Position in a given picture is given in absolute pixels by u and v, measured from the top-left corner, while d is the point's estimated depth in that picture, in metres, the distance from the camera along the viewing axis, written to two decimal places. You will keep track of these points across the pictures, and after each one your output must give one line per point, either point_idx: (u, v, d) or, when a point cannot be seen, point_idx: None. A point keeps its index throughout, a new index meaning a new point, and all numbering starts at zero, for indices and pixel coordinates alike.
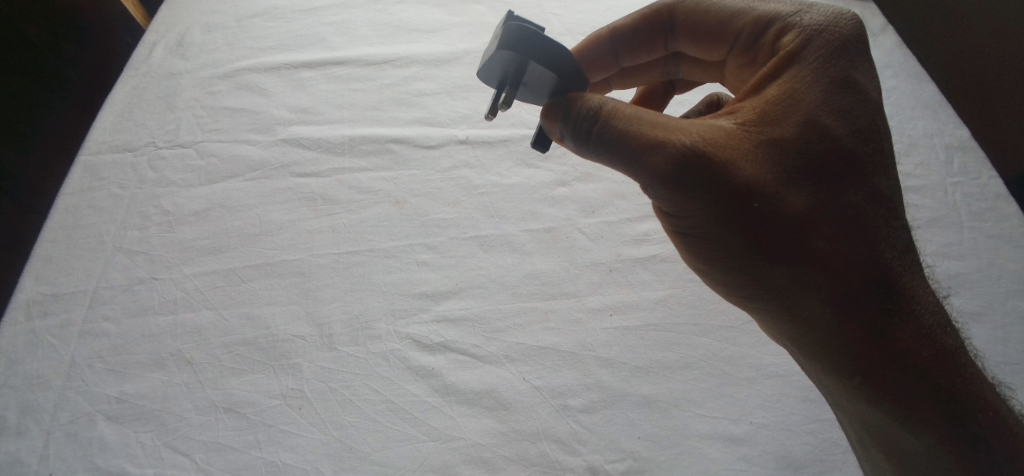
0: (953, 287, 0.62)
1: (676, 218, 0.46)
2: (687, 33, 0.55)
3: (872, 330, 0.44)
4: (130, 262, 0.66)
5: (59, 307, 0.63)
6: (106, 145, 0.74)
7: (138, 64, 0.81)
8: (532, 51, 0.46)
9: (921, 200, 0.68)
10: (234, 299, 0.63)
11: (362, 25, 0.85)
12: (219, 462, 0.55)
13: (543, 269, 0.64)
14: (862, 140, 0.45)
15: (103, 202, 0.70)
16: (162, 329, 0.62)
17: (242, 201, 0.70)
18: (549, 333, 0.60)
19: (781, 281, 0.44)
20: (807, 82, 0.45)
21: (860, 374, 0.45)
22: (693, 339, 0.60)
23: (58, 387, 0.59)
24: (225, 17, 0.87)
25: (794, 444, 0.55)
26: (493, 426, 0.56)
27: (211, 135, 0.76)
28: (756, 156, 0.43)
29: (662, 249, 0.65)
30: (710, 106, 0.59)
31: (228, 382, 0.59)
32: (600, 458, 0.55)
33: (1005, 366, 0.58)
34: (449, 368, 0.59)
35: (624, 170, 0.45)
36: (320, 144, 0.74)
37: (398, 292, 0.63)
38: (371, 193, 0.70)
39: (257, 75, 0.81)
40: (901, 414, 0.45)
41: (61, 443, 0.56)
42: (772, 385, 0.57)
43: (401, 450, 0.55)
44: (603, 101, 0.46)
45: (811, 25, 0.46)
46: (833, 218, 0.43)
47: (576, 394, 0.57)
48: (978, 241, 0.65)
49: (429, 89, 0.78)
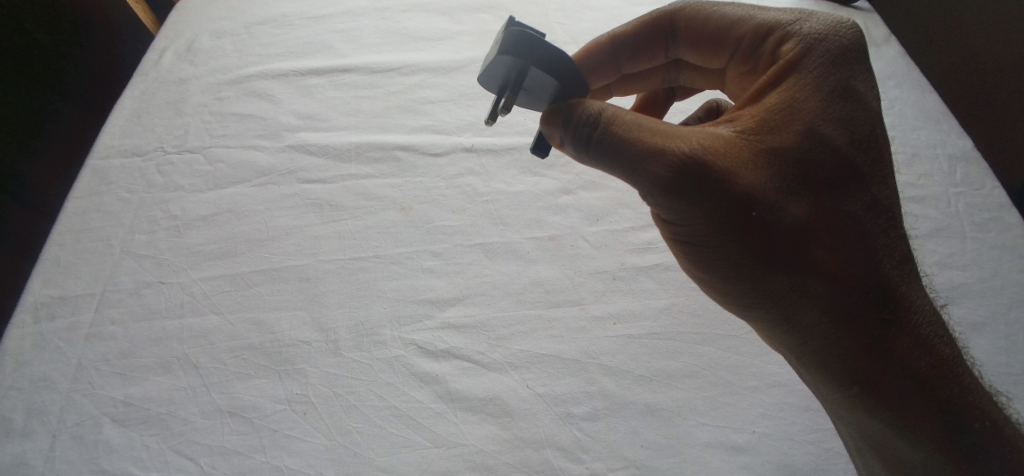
0: (953, 297, 0.62)
1: (676, 227, 0.46)
2: (688, 40, 0.56)
3: (871, 339, 0.44)
4: (137, 267, 0.66)
5: (66, 309, 0.63)
6: (114, 150, 0.75)
7: (148, 70, 0.83)
8: (533, 57, 0.47)
9: (923, 210, 0.68)
10: (240, 303, 0.64)
11: (368, 32, 0.86)
12: (224, 465, 0.56)
13: (547, 277, 0.64)
14: (862, 149, 0.45)
15: (111, 206, 0.71)
16: (169, 332, 0.62)
17: (250, 206, 0.71)
18: (553, 340, 0.61)
19: (780, 290, 0.44)
20: (807, 90, 0.45)
21: (860, 385, 0.45)
22: (695, 347, 0.60)
23: (64, 390, 0.59)
24: (233, 24, 0.88)
25: (796, 454, 0.55)
26: (497, 432, 0.56)
27: (220, 140, 0.76)
28: (757, 164, 0.43)
29: (665, 258, 0.66)
30: (710, 113, 0.60)
31: (234, 386, 0.59)
32: (602, 465, 0.55)
33: (1006, 377, 0.58)
34: (454, 375, 0.59)
35: (624, 176, 0.46)
36: (327, 151, 0.74)
37: (404, 298, 0.63)
38: (377, 200, 0.70)
39: (266, 82, 0.81)
40: (901, 423, 0.45)
41: (67, 445, 0.56)
42: (774, 394, 0.58)
43: (404, 457, 0.55)
44: (603, 107, 0.46)
45: (811, 34, 0.47)
46: (833, 228, 0.44)
47: (579, 402, 0.58)
48: (980, 251, 0.65)
49: (436, 97, 0.79)
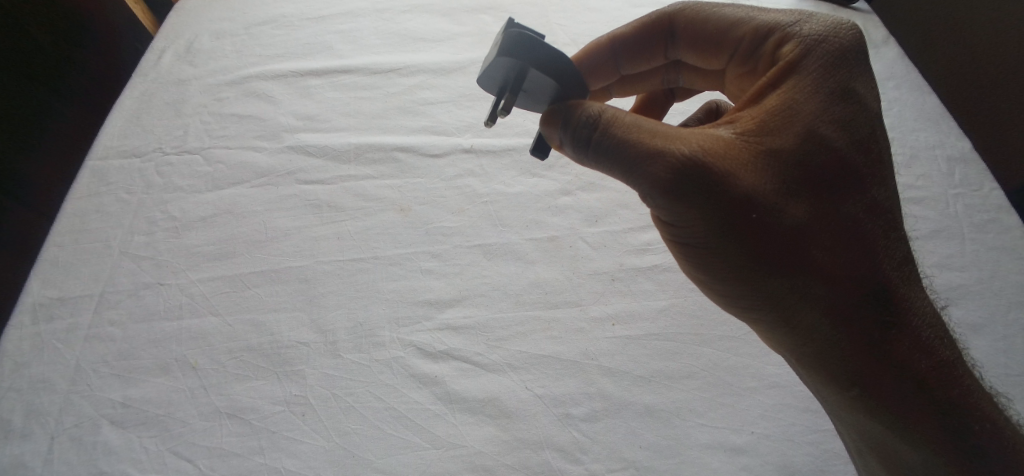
0: (952, 298, 0.62)
1: (676, 228, 0.46)
2: (688, 41, 0.56)
3: (871, 341, 0.44)
4: (136, 268, 0.66)
5: (65, 311, 0.63)
6: (114, 150, 0.75)
7: (148, 71, 0.83)
8: (532, 57, 0.47)
9: (922, 211, 0.68)
10: (240, 304, 0.64)
11: (368, 33, 0.86)
12: (223, 467, 0.56)
13: (546, 278, 0.64)
14: (861, 150, 0.45)
15: (110, 206, 0.71)
16: (169, 333, 0.62)
17: (249, 207, 0.71)
18: (552, 341, 0.61)
19: (780, 291, 0.44)
20: (807, 91, 0.45)
21: (860, 386, 0.45)
22: (694, 348, 0.60)
23: (63, 391, 0.59)
24: (233, 24, 0.88)
25: (795, 455, 0.55)
26: (496, 434, 0.56)
27: (219, 141, 0.76)
28: (756, 165, 0.43)
29: (665, 259, 0.66)
30: (709, 114, 0.60)
31: (233, 388, 0.59)
32: (601, 467, 0.55)
33: (1006, 378, 0.58)
34: (453, 376, 0.59)
35: (624, 177, 0.46)
36: (326, 151, 0.74)
37: (403, 299, 0.63)
38: (376, 201, 0.70)
39: (265, 82, 0.81)
40: (901, 424, 0.45)
41: (66, 446, 0.56)
42: (773, 395, 0.57)
43: (402, 458, 0.55)
44: (603, 109, 0.46)
45: (812, 35, 0.47)
46: (832, 229, 0.44)
47: (578, 403, 0.57)
48: (979, 253, 0.65)
49: (435, 97, 0.79)
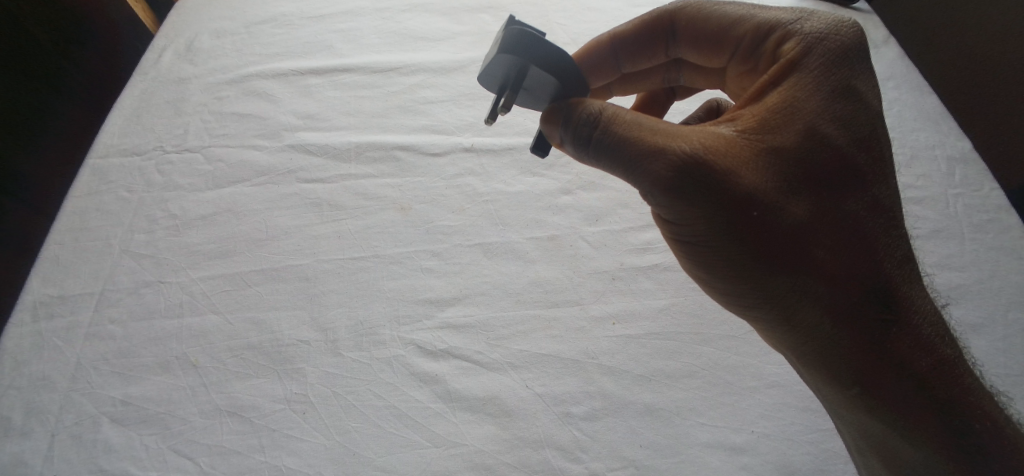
0: (952, 298, 0.62)
1: (677, 226, 0.46)
2: (689, 39, 0.56)
3: (871, 340, 0.44)
4: (136, 266, 0.66)
5: (65, 309, 0.63)
6: (114, 148, 0.75)
7: (148, 70, 0.83)
8: (533, 55, 0.47)
9: (923, 211, 0.68)
10: (240, 302, 0.64)
11: (368, 32, 0.86)
12: (223, 465, 0.56)
13: (546, 277, 0.64)
14: (862, 148, 0.45)
15: (110, 205, 0.71)
16: (169, 331, 0.62)
17: (249, 205, 0.71)
18: (552, 340, 0.61)
19: (781, 290, 0.44)
20: (808, 90, 0.45)
21: (860, 385, 0.45)
22: (694, 347, 0.60)
23: (63, 389, 0.59)
24: (233, 23, 0.88)
25: (795, 455, 0.55)
26: (496, 432, 0.56)
27: (220, 139, 0.76)
28: (757, 163, 0.43)
29: (665, 258, 0.66)
30: (710, 113, 0.60)
31: (233, 386, 0.59)
32: (601, 465, 0.55)
33: (1006, 377, 0.58)
34: (453, 375, 0.59)
35: (625, 175, 0.46)
36: (327, 150, 0.74)
37: (403, 298, 0.63)
38: (376, 200, 0.70)
39: (266, 81, 0.81)
40: (901, 423, 0.45)
41: (66, 444, 0.56)
42: (772, 394, 0.58)
43: (403, 456, 0.55)
44: (604, 107, 0.47)
45: (812, 34, 0.47)
46: (833, 228, 0.44)
47: (578, 402, 0.58)
48: (979, 252, 0.65)
49: (435, 97, 0.79)
